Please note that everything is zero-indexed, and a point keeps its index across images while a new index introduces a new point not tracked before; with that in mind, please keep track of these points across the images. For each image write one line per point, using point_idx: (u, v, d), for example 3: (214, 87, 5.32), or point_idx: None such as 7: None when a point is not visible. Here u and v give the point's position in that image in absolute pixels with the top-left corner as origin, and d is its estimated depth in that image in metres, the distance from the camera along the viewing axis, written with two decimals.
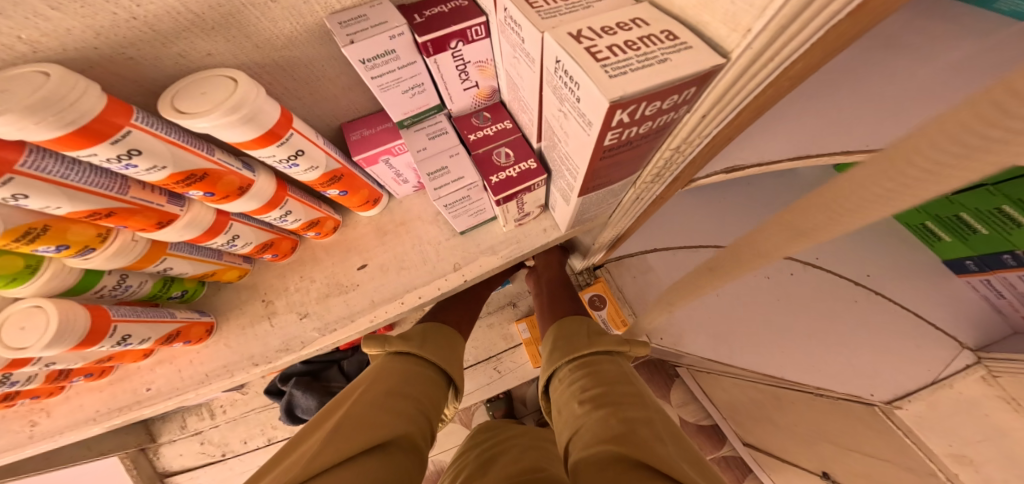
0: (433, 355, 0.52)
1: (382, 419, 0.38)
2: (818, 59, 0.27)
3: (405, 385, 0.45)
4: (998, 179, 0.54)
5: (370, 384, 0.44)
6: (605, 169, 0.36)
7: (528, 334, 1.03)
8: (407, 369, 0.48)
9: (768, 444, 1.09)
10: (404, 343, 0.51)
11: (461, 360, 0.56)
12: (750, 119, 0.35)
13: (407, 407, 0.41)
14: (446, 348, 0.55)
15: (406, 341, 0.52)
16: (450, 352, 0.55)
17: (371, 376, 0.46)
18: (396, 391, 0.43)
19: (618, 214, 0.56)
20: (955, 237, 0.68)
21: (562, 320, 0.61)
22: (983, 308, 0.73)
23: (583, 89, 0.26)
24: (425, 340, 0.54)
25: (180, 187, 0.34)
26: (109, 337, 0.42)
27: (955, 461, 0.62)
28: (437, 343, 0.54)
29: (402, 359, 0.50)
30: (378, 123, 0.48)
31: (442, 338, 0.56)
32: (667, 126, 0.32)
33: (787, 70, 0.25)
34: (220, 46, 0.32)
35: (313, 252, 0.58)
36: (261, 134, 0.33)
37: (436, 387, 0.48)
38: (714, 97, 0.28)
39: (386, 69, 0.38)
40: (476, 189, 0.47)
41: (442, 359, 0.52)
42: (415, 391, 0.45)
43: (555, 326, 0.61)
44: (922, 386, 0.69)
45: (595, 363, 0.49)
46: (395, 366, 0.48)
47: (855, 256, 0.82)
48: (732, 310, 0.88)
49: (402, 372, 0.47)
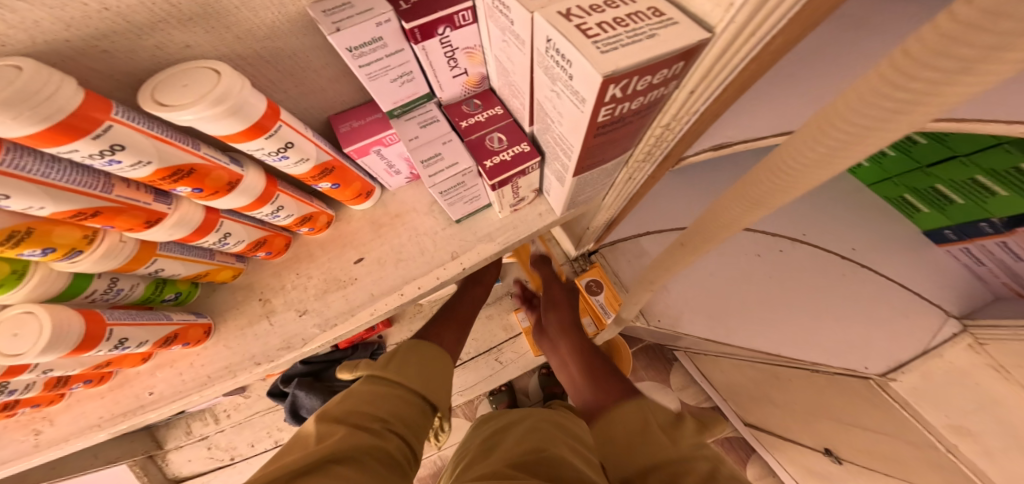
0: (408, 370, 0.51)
1: (339, 429, 0.39)
2: (799, 31, 0.28)
3: (372, 404, 0.44)
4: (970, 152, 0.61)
5: (331, 406, 0.43)
6: (599, 147, 0.35)
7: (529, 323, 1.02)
8: (374, 391, 0.46)
9: (769, 422, 1.12)
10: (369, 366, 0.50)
11: (444, 369, 0.55)
12: (736, 94, 0.35)
13: (371, 425, 0.41)
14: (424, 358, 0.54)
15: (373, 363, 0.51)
16: (431, 371, 0.52)
17: (342, 398, 0.44)
18: (363, 414, 0.42)
19: (611, 195, 0.57)
20: (933, 210, 0.76)
21: (619, 406, 0.52)
22: (964, 275, 0.78)
23: (576, 67, 0.26)
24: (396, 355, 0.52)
25: (167, 183, 0.33)
26: (106, 340, 0.41)
27: (952, 431, 0.66)
28: (411, 360, 0.51)
29: (371, 382, 0.47)
30: (366, 114, 0.47)
31: (420, 356, 0.53)
32: (658, 103, 0.32)
33: (770, 43, 0.25)
34: (198, 37, 0.31)
35: (308, 249, 0.57)
36: (248, 126, 0.32)
37: (413, 408, 0.46)
38: (702, 72, 0.27)
39: (374, 58, 0.37)
40: (471, 175, 0.46)
41: (422, 379, 0.50)
42: (383, 410, 0.44)
43: (613, 414, 0.51)
44: (913, 357, 0.72)
45: (686, 466, 0.41)
46: (362, 389, 0.46)
47: (840, 231, 0.88)
48: (726, 287, 0.91)
49: (375, 395, 0.45)
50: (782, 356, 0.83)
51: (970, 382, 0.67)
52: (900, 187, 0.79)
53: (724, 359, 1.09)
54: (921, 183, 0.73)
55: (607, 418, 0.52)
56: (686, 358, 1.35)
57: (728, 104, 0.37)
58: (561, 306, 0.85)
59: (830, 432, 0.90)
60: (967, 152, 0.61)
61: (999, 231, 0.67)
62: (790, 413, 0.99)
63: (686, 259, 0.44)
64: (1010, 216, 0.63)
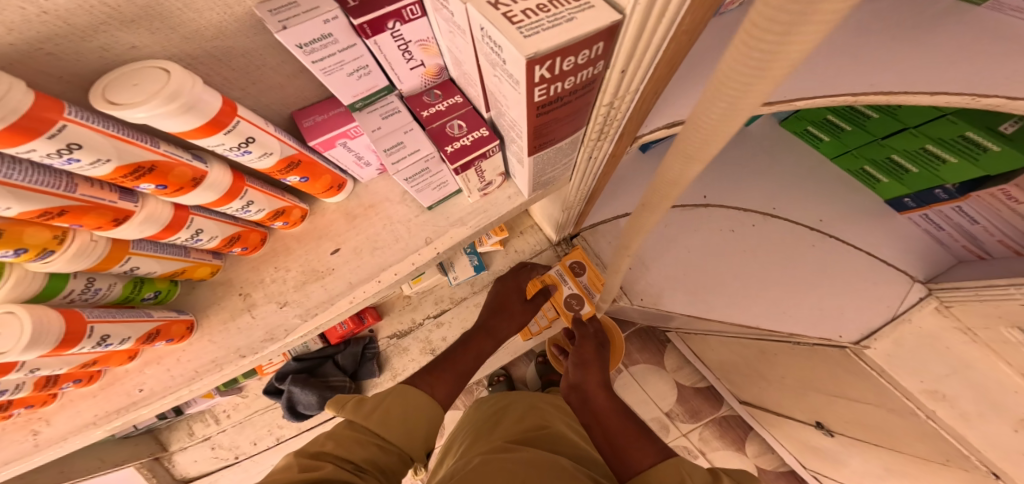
0: (390, 419, 0.51)
1: (324, 463, 0.40)
2: (703, 12, 0.34)
3: (351, 449, 0.45)
4: (920, 124, 0.68)
5: (310, 445, 0.44)
6: (545, 126, 0.40)
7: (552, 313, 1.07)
8: (353, 437, 0.47)
9: (764, 400, 1.16)
10: (354, 411, 0.50)
11: (426, 421, 0.55)
12: (668, 72, 0.42)
13: (346, 465, 0.42)
14: (410, 411, 0.53)
15: (357, 407, 0.51)
16: (415, 419, 0.53)
17: (323, 439, 0.45)
18: (341, 456, 0.43)
19: (577, 175, 0.63)
20: (892, 179, 0.83)
21: (662, 462, 0.53)
22: (925, 241, 0.84)
23: (505, 52, 0.29)
24: (383, 401, 0.53)
25: (129, 180, 0.34)
26: (87, 338, 0.43)
27: (928, 396, 0.68)
28: (396, 408, 0.52)
29: (353, 428, 0.48)
30: (329, 108, 0.48)
31: (407, 403, 0.54)
32: (593, 82, 0.37)
33: (681, 22, 0.32)
34: (145, 39, 0.31)
35: (284, 243, 0.59)
36: (206, 122, 0.33)
37: (390, 454, 0.47)
38: (625, 50, 0.32)
39: (326, 53, 0.38)
40: (434, 160, 0.49)
41: (404, 429, 0.51)
42: (361, 454, 0.45)
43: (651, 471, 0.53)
44: (884, 323, 0.75)
45: None
46: (343, 433, 0.47)
47: (807, 204, 0.94)
48: (703, 265, 0.97)
49: (354, 441, 0.46)
50: (765, 331, 0.84)
51: (942, 346, 0.72)
52: (860, 159, 0.87)
53: (714, 338, 1.12)
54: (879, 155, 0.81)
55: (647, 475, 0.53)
56: (679, 339, 1.37)
57: (664, 82, 0.45)
58: (589, 365, 0.84)
59: (821, 406, 0.94)
60: (915, 124, 0.69)
61: (953, 196, 0.73)
62: (781, 388, 1.02)
63: (651, 219, 0.46)
64: (962, 182, 0.71)
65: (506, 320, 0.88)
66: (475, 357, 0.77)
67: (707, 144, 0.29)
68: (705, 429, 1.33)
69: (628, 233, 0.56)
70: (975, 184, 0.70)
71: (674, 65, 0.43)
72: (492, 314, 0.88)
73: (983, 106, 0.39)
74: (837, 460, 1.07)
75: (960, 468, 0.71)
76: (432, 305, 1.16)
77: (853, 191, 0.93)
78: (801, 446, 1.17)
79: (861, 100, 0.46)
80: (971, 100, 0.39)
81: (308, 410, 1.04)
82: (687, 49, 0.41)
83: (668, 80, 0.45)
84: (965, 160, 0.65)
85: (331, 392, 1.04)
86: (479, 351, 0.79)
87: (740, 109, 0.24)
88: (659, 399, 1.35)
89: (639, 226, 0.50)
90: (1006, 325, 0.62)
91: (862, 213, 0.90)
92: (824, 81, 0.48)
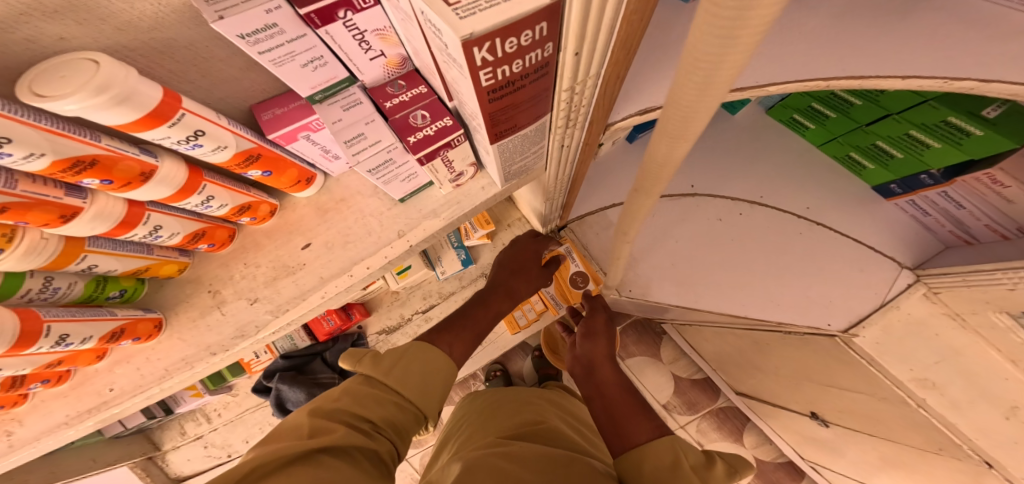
0: (407, 380, 0.48)
1: (336, 426, 0.38)
2: None
3: (368, 407, 0.43)
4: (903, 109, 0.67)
5: (324, 401, 0.43)
6: (501, 111, 0.40)
7: (540, 306, 1.10)
8: (371, 395, 0.45)
9: (759, 390, 1.15)
10: (373, 366, 0.48)
11: (443, 383, 0.52)
12: (627, 54, 0.41)
13: (360, 425, 0.40)
14: (427, 371, 0.50)
15: (376, 363, 0.48)
16: (433, 384, 0.50)
17: (337, 394, 0.44)
18: (357, 415, 0.41)
19: (552, 165, 0.62)
20: (878, 165, 0.81)
21: (661, 440, 0.49)
22: (913, 226, 0.82)
23: (443, 35, 0.28)
24: (400, 361, 0.49)
25: (70, 174, 0.33)
26: (45, 337, 0.42)
27: (919, 385, 0.68)
28: (413, 366, 0.50)
29: (370, 384, 0.46)
30: (288, 101, 0.47)
31: (426, 361, 0.51)
32: (546, 65, 0.36)
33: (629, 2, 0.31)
34: (72, 30, 0.30)
35: (254, 238, 0.58)
36: (145, 114, 0.32)
37: (407, 414, 0.45)
38: (573, 32, 0.31)
39: (273, 44, 0.36)
40: (397, 150, 0.50)
41: (421, 387, 0.48)
42: (377, 413, 0.43)
43: (649, 448, 0.48)
44: (872, 310, 0.74)
45: None
46: (361, 390, 0.45)
47: (794, 192, 0.93)
48: (692, 256, 0.96)
49: (372, 397, 0.44)
50: (752, 319, 0.85)
51: (931, 334, 0.69)
52: (846, 145, 0.86)
53: (707, 329, 1.10)
54: (864, 141, 0.80)
55: (644, 451, 0.48)
56: (674, 331, 1.37)
57: (626, 65, 0.44)
58: (597, 337, 0.79)
59: (815, 396, 0.94)
60: (898, 110, 0.67)
61: (938, 181, 0.73)
62: (777, 379, 1.02)
63: (647, 203, 0.47)
64: (946, 167, 0.70)
65: (525, 280, 0.83)
66: (495, 317, 0.72)
67: (688, 120, 0.27)
68: (703, 421, 1.33)
69: (626, 220, 0.57)
70: (958, 170, 0.69)
71: (633, 49, 0.42)
72: (514, 273, 0.82)
73: (956, 89, 0.41)
74: (833, 449, 1.07)
75: (952, 457, 0.72)
76: (420, 300, 1.16)
77: (841, 177, 0.92)
78: (800, 438, 1.16)
79: (834, 85, 0.46)
80: (944, 83, 0.40)
81: (296, 407, 1.04)
82: (643, 31, 0.41)
83: (629, 64, 0.44)
84: (948, 144, 0.64)
85: (319, 388, 1.04)
86: (499, 311, 0.73)
87: (720, 77, 0.22)
88: (655, 391, 1.35)
89: (639, 214, 0.50)
90: (992, 310, 0.59)
91: (848, 197, 0.89)
92: (795, 65, 0.48)
